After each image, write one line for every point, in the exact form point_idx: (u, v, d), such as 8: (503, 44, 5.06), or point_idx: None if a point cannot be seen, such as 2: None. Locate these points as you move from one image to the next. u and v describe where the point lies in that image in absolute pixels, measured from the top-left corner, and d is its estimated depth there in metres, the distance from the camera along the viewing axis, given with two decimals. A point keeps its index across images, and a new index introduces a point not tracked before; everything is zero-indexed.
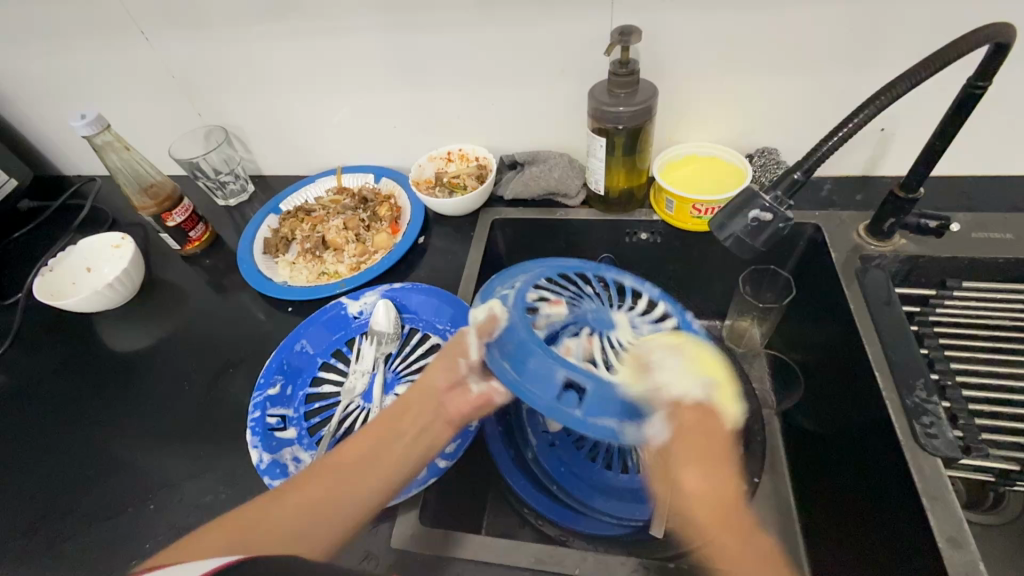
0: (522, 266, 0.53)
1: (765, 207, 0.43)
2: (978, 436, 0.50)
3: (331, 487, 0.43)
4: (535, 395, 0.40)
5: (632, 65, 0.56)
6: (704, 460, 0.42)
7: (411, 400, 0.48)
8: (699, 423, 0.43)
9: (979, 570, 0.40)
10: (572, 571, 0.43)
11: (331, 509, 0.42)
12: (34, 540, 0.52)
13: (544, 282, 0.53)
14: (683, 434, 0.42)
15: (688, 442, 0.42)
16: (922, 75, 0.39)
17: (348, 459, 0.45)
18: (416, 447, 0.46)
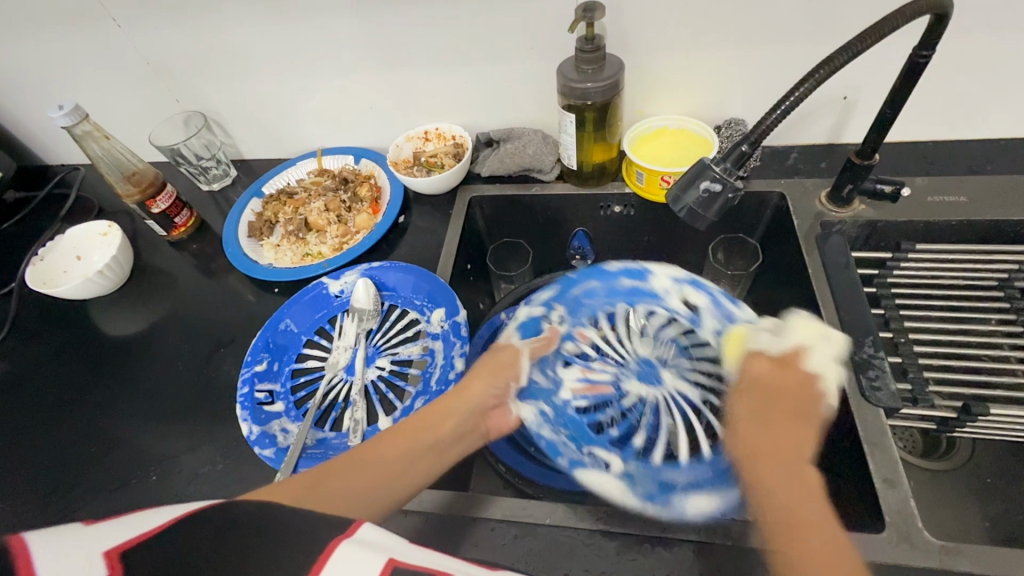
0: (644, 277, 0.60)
1: (714, 179, 0.46)
2: (924, 388, 0.53)
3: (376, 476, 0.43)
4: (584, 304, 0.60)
5: (598, 41, 0.57)
6: (779, 422, 0.43)
7: (458, 404, 0.50)
8: (789, 380, 0.46)
9: (911, 505, 0.44)
10: (544, 522, 0.47)
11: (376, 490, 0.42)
12: (46, 512, 0.56)
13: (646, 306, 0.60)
14: (763, 388, 0.46)
15: (761, 397, 0.45)
16: (859, 48, 0.41)
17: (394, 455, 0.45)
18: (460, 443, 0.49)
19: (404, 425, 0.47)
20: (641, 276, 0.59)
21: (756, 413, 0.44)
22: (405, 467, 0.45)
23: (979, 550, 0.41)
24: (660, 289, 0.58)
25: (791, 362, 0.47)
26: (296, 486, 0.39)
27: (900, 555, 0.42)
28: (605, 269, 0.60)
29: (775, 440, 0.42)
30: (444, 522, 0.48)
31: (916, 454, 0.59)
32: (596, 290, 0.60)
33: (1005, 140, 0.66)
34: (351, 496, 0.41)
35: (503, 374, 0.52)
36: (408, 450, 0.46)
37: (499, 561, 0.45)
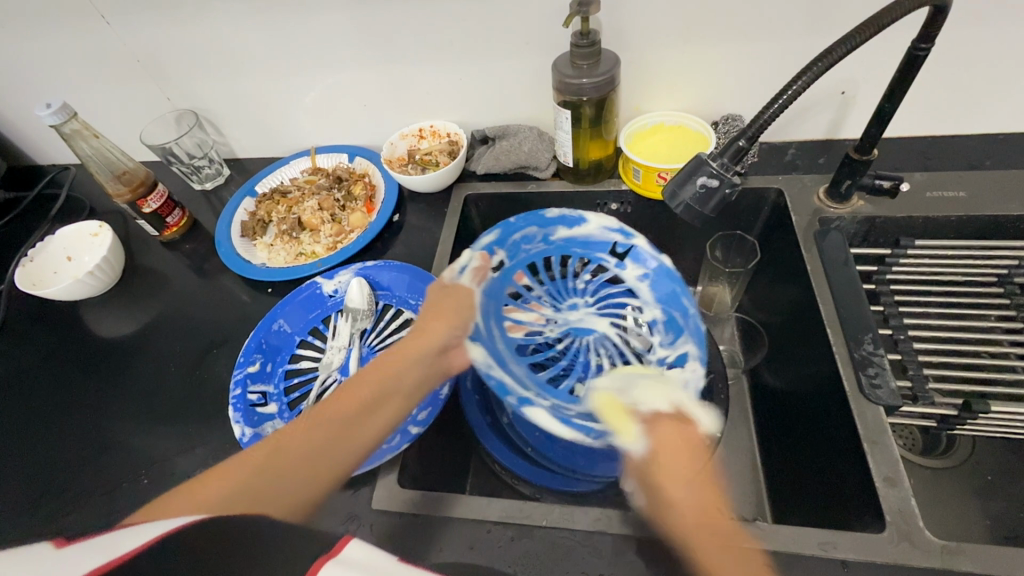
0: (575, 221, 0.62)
1: (711, 174, 0.46)
2: (925, 385, 0.53)
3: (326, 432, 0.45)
4: (528, 249, 0.62)
5: (593, 36, 0.56)
6: (694, 478, 0.44)
7: (411, 349, 0.53)
8: (679, 436, 0.47)
9: (912, 504, 0.43)
10: (540, 523, 0.46)
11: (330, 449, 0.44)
12: (35, 516, 0.55)
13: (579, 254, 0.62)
14: (664, 452, 0.45)
15: (669, 460, 0.45)
16: (858, 41, 0.41)
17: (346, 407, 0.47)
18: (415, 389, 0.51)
19: (360, 379, 0.50)
20: (577, 223, 0.61)
21: (666, 471, 0.44)
22: (362, 414, 0.47)
23: (980, 550, 0.41)
24: (595, 235, 0.61)
25: (684, 419, 0.48)
26: (255, 459, 0.41)
27: (902, 555, 0.41)
28: (545, 216, 0.61)
29: (706, 506, 0.43)
30: (439, 523, 0.47)
31: (916, 452, 0.59)
32: (535, 239, 0.61)
33: (1003, 135, 0.66)
34: (305, 462, 0.42)
35: (459, 316, 0.55)
36: (361, 403, 0.48)
37: (496, 563, 0.45)
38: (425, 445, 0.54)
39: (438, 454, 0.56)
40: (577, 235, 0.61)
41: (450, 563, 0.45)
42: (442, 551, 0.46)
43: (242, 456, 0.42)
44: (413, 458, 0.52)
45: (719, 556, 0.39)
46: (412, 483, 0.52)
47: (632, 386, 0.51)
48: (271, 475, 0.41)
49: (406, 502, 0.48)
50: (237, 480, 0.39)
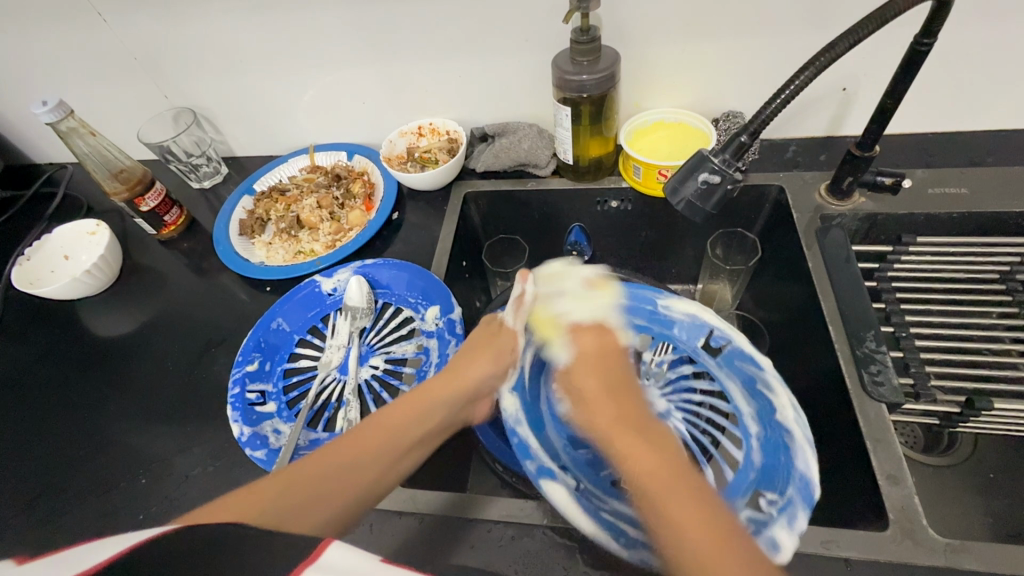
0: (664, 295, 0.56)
1: (714, 170, 0.46)
2: (927, 382, 0.53)
3: (363, 465, 0.44)
4: None
5: (593, 32, 0.56)
6: (614, 398, 0.48)
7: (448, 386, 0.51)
8: (598, 344, 0.52)
9: (915, 502, 0.43)
10: (541, 523, 0.46)
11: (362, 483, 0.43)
12: (32, 516, 0.54)
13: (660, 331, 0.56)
14: (586, 360, 0.51)
15: (586, 373, 0.50)
16: (860, 35, 0.41)
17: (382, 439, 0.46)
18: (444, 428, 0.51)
19: (397, 407, 0.49)
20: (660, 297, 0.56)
21: (576, 380, 0.50)
22: (398, 451, 0.46)
23: (984, 548, 0.40)
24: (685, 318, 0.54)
25: (598, 329, 0.53)
26: (291, 477, 0.41)
27: (905, 553, 0.41)
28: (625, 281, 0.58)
29: (649, 458, 0.41)
30: (440, 523, 0.47)
31: (918, 450, 0.59)
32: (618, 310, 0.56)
33: (1005, 132, 0.66)
34: (336, 491, 0.42)
35: (504, 360, 0.54)
36: (398, 437, 0.47)
37: (496, 563, 0.44)
38: None
39: (438, 454, 0.56)
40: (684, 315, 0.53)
41: (450, 563, 0.45)
42: (442, 551, 0.45)
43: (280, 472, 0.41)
44: None
45: (638, 453, 0.42)
46: (412, 483, 0.51)
47: (559, 273, 0.57)
48: (306, 499, 0.41)
49: (406, 502, 0.48)
50: (274, 503, 0.39)
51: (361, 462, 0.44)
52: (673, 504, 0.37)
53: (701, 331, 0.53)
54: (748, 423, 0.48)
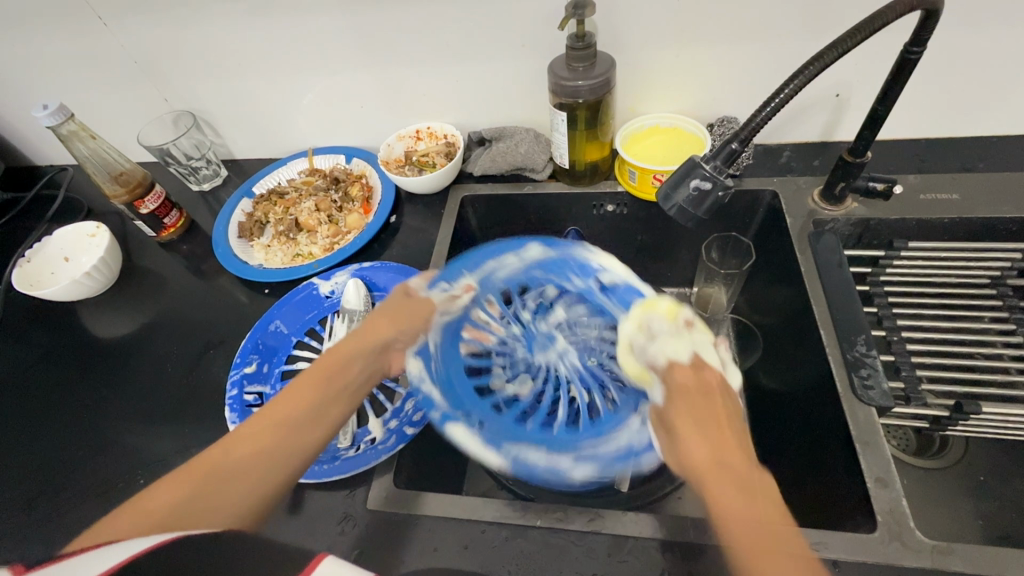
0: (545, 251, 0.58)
1: (705, 176, 0.46)
2: (917, 386, 0.53)
3: (275, 441, 0.43)
4: (496, 275, 0.58)
5: (589, 38, 0.56)
6: (707, 435, 0.42)
7: (355, 349, 0.51)
8: (695, 379, 0.46)
9: (903, 505, 0.44)
10: (534, 524, 0.46)
11: (277, 461, 0.43)
12: (32, 517, 0.55)
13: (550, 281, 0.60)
14: (681, 391, 0.45)
15: (685, 412, 0.44)
16: (850, 44, 0.41)
17: (293, 411, 0.46)
18: (362, 388, 0.50)
19: (299, 383, 0.48)
20: (555, 248, 0.58)
21: (678, 412, 0.44)
22: (295, 423, 0.45)
23: (970, 550, 0.41)
24: (587, 266, 0.57)
25: (700, 364, 0.47)
26: (188, 477, 0.40)
27: (892, 554, 0.42)
28: (521, 248, 0.58)
29: (741, 491, 0.38)
30: (434, 525, 0.47)
31: (908, 452, 0.59)
32: (511, 268, 0.58)
33: (998, 138, 0.66)
34: (237, 480, 0.41)
35: (411, 320, 0.53)
36: (309, 407, 0.46)
37: (489, 563, 0.45)
38: (420, 445, 0.54)
39: (433, 454, 0.56)
40: (568, 258, 0.58)
41: (444, 564, 0.45)
42: (436, 552, 0.46)
43: (175, 473, 0.40)
44: (408, 459, 0.53)
45: (696, 447, 0.41)
46: (408, 484, 0.52)
47: (648, 316, 0.51)
48: (206, 496, 0.39)
49: (401, 502, 0.49)
50: (171, 505, 0.38)
51: (263, 446, 0.43)
52: (751, 527, 0.36)
53: (591, 274, 0.57)
54: None
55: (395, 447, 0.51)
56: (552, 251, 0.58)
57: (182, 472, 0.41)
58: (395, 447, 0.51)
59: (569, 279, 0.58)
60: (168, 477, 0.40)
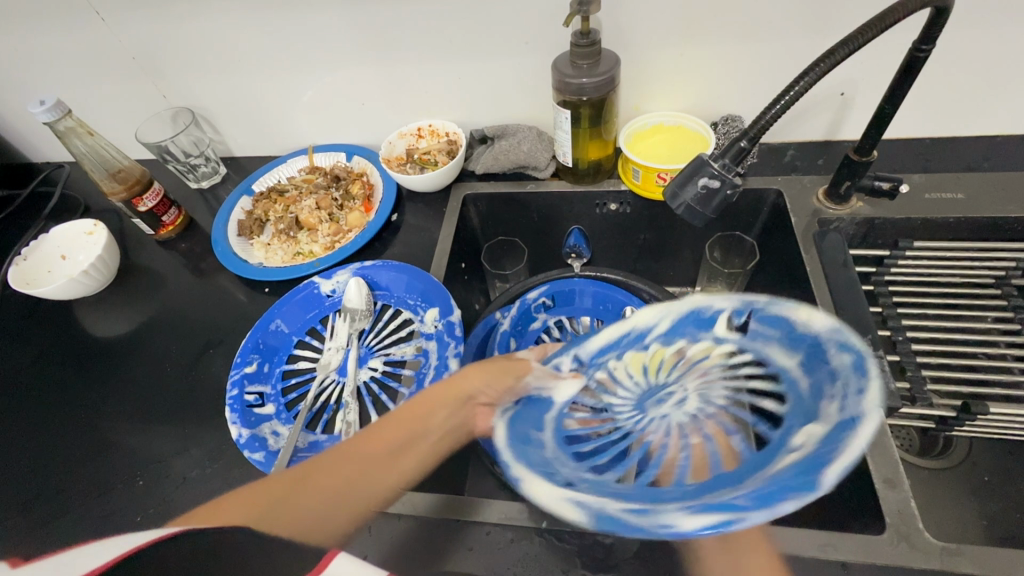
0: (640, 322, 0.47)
1: (713, 175, 0.46)
2: (923, 386, 0.53)
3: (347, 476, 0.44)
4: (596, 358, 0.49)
5: (594, 36, 0.56)
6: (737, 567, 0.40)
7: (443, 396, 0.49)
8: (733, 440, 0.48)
9: (911, 505, 0.44)
10: (539, 525, 0.46)
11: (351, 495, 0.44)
12: (29, 518, 0.54)
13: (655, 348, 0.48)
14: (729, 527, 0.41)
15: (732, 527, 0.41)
16: (860, 42, 0.41)
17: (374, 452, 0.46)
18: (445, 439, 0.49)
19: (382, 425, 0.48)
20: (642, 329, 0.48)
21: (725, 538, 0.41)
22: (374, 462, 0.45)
23: (979, 551, 0.41)
24: (702, 311, 0.47)
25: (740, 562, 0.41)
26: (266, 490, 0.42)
27: (902, 556, 0.41)
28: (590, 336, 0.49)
29: None
30: (437, 526, 0.47)
31: (913, 452, 0.59)
32: (603, 346, 0.49)
33: (1002, 137, 0.66)
34: (307, 503, 0.42)
35: (503, 380, 0.50)
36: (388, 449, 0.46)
37: (495, 565, 0.45)
38: None
39: None
40: (695, 312, 0.47)
41: (448, 566, 0.45)
42: (439, 554, 0.45)
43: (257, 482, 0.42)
44: None
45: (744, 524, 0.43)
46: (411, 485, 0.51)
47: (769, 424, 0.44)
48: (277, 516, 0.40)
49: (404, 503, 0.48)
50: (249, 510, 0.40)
51: (347, 482, 0.44)
52: None
53: (710, 322, 0.47)
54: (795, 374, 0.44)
55: None
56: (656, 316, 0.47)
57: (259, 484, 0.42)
58: None
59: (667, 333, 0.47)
60: (253, 486, 0.42)
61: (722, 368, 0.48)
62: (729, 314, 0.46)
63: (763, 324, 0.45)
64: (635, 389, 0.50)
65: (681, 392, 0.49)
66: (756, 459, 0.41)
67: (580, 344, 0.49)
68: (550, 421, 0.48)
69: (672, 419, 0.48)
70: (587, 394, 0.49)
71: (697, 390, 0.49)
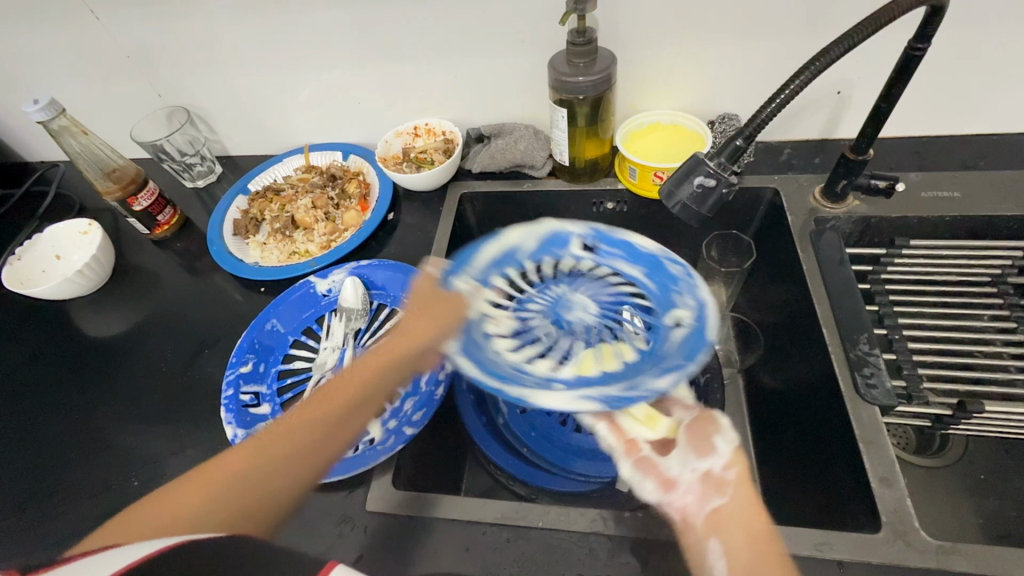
0: (505, 238, 0.55)
1: (708, 173, 0.46)
2: (919, 385, 0.53)
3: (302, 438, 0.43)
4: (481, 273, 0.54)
5: (590, 34, 0.56)
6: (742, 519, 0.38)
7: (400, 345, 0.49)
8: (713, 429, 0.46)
9: (907, 504, 0.43)
10: (535, 525, 0.46)
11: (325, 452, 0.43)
12: (23, 519, 0.54)
13: (526, 265, 0.56)
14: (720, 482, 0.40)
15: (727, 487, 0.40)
16: (855, 40, 0.41)
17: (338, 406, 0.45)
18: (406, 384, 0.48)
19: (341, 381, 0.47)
20: (511, 252, 0.55)
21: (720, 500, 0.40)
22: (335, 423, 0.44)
23: (975, 549, 0.41)
24: (563, 232, 0.56)
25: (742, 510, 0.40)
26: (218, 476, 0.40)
27: (897, 555, 0.41)
28: (470, 259, 0.54)
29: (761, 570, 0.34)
30: (433, 526, 0.47)
31: (910, 451, 0.59)
32: (489, 259, 0.54)
33: (999, 136, 0.66)
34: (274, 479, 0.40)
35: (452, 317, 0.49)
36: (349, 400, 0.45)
37: (491, 565, 0.44)
38: (418, 445, 0.54)
39: (433, 454, 0.56)
40: (554, 237, 0.56)
41: (444, 566, 0.45)
42: (436, 555, 0.45)
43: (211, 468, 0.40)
44: (407, 460, 0.52)
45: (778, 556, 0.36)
46: (407, 485, 0.51)
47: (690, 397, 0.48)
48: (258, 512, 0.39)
49: (400, 504, 0.48)
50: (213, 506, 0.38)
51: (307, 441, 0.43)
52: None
53: (570, 242, 0.56)
54: (636, 270, 0.54)
55: (395, 447, 0.49)
56: (509, 240, 0.55)
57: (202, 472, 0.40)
58: (394, 446, 0.50)
59: (534, 249, 0.56)
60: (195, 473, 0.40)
61: (591, 281, 0.58)
62: (579, 237, 0.56)
63: (607, 249, 0.55)
64: (541, 305, 0.57)
65: (571, 302, 0.58)
66: (642, 358, 0.49)
67: (471, 264, 0.53)
68: (484, 337, 0.50)
69: (582, 320, 0.57)
70: (498, 312, 0.53)
71: (581, 298, 0.58)
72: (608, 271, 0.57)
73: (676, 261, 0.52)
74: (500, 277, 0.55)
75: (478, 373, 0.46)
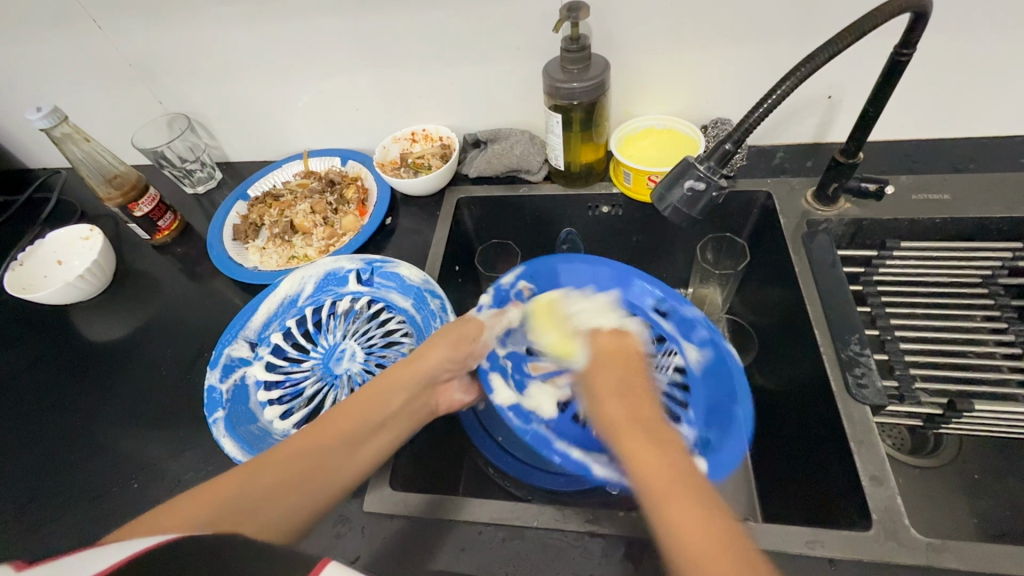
0: (322, 276, 0.65)
1: (699, 177, 0.47)
2: (911, 385, 0.54)
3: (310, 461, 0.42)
4: (289, 309, 0.64)
5: (583, 41, 0.57)
6: (629, 399, 0.46)
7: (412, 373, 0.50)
8: (616, 345, 0.53)
9: (898, 502, 0.44)
10: (530, 524, 0.46)
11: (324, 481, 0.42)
12: (23, 520, 0.54)
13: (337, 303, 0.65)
14: (602, 364, 0.51)
15: (607, 372, 0.50)
16: (841, 45, 0.42)
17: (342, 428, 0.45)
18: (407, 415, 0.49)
19: (351, 407, 0.46)
20: (336, 281, 0.65)
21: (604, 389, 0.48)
22: (381, 419, 0.47)
23: (964, 547, 0.41)
24: (339, 269, 0.65)
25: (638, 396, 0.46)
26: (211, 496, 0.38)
27: (887, 553, 0.42)
28: (296, 298, 0.64)
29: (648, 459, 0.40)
30: (431, 526, 0.47)
31: (904, 451, 0.59)
32: (308, 292, 0.65)
33: (988, 139, 0.67)
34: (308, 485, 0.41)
35: (461, 346, 0.52)
36: (354, 430, 0.45)
37: (487, 564, 0.45)
38: (414, 450, 0.54)
39: (430, 456, 0.57)
40: (329, 275, 0.65)
41: (441, 565, 0.45)
42: (435, 555, 0.46)
43: (230, 472, 0.40)
44: (405, 461, 0.53)
45: (650, 458, 0.40)
46: (404, 485, 0.52)
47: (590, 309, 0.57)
48: (233, 508, 0.38)
49: (397, 504, 0.48)
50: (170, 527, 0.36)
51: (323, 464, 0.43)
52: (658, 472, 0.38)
53: (344, 281, 0.65)
54: (406, 304, 0.63)
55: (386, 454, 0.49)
56: (323, 278, 0.65)
57: (214, 483, 0.39)
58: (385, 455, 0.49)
59: (347, 284, 0.65)
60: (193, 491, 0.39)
61: (365, 320, 0.65)
62: (355, 272, 0.65)
63: (381, 281, 0.64)
64: (322, 350, 0.63)
65: (349, 346, 0.63)
66: None
67: (245, 326, 0.61)
68: (257, 402, 0.58)
69: (348, 369, 0.60)
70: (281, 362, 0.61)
71: (342, 335, 0.64)
72: (376, 306, 0.65)
73: (437, 293, 0.61)
74: (309, 311, 0.65)
75: (234, 449, 0.51)
